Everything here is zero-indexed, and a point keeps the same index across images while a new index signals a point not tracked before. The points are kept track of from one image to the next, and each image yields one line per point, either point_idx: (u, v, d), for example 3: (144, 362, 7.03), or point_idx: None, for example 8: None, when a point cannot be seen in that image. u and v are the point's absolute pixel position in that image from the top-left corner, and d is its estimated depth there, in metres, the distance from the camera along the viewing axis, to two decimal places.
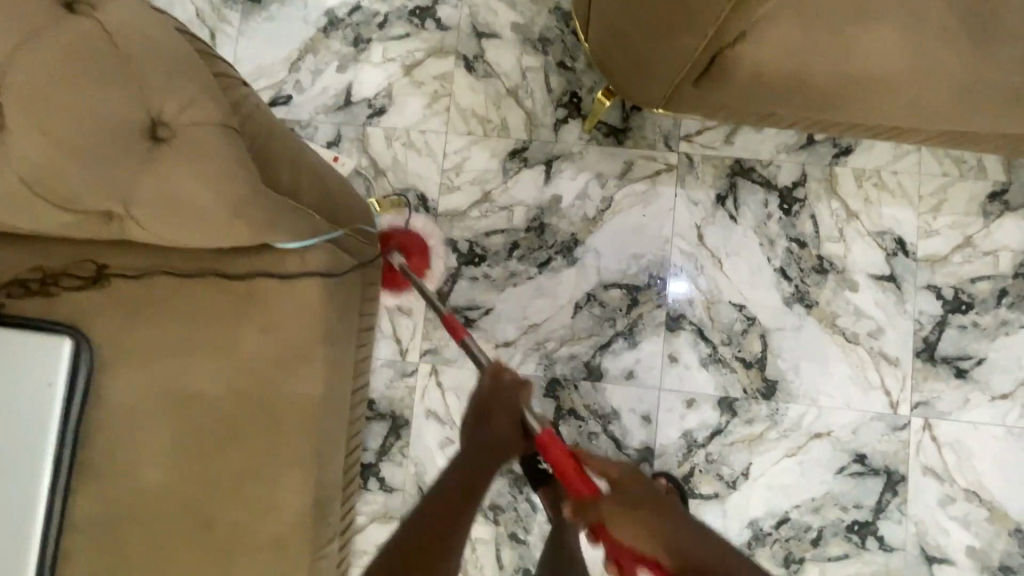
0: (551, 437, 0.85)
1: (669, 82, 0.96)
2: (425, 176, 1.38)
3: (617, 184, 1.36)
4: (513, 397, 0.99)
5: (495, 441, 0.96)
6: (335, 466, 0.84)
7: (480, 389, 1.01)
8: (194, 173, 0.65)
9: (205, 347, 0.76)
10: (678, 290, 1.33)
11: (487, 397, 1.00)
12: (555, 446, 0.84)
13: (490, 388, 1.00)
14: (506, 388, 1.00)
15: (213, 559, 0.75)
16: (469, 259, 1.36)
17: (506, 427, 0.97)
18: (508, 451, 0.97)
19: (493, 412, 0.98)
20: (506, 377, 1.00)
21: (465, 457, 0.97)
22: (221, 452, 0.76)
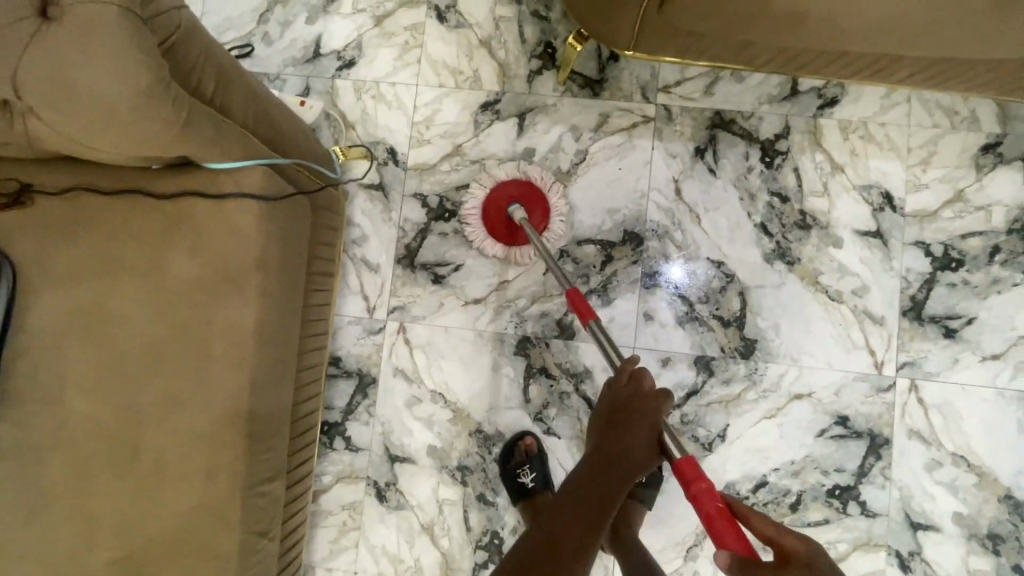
0: (696, 470, 0.78)
1: (635, 13, 0.92)
2: (395, 129, 1.35)
3: (592, 137, 1.31)
4: (645, 405, 0.90)
5: (625, 455, 0.86)
6: (276, 399, 0.79)
7: (614, 390, 0.93)
8: (86, 55, 0.59)
9: (130, 270, 0.74)
10: (676, 277, 1.27)
11: (622, 400, 0.91)
12: (703, 485, 0.76)
13: (619, 391, 0.92)
14: (644, 394, 0.90)
15: (142, 489, 0.73)
16: (439, 214, 1.32)
17: (641, 447, 0.87)
18: (636, 467, 0.86)
19: (630, 423, 0.88)
20: (647, 389, 0.91)
21: (591, 467, 0.86)
22: (147, 378, 0.73)
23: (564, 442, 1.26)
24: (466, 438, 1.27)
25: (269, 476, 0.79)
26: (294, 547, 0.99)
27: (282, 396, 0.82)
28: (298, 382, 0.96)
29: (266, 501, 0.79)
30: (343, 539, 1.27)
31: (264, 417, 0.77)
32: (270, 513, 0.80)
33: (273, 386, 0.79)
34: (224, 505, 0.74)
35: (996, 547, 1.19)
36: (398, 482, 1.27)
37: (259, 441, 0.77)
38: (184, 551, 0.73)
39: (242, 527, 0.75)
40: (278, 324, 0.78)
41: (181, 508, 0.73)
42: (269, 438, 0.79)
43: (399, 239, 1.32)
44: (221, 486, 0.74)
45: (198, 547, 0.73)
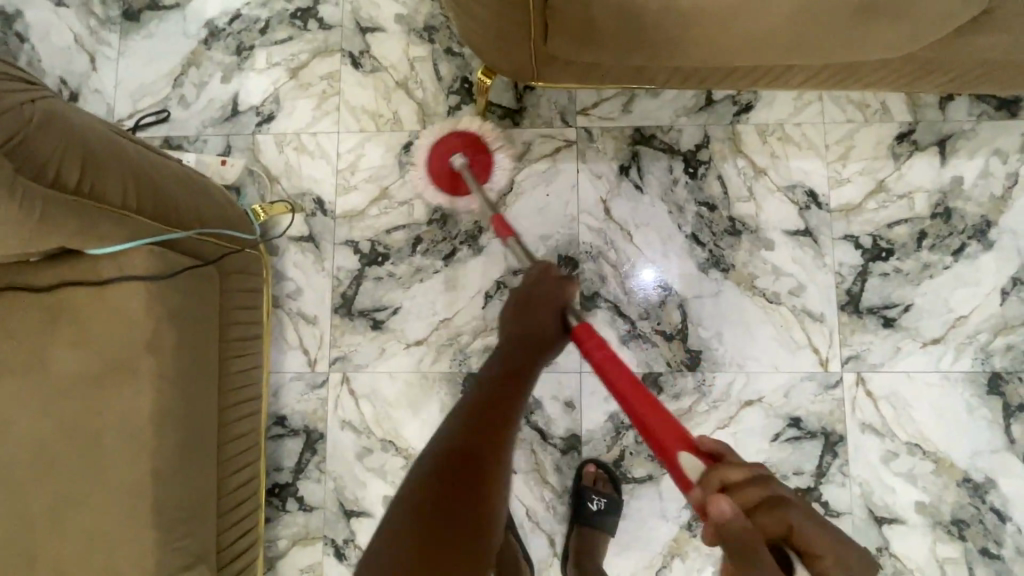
0: (630, 381, 0.76)
1: (529, 44, 0.92)
2: (320, 179, 1.34)
3: (517, 166, 1.32)
4: (554, 287, 0.95)
5: (536, 336, 0.93)
6: (189, 484, 0.76)
7: (523, 287, 0.97)
8: None
9: (15, 372, 0.71)
10: (648, 278, 1.27)
11: (531, 289, 0.95)
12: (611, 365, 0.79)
13: (529, 283, 0.97)
14: (550, 279, 0.96)
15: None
16: (372, 259, 1.30)
17: (551, 323, 0.93)
18: (546, 343, 0.93)
19: (536, 306, 0.94)
20: (550, 273, 0.97)
21: (507, 352, 0.93)
22: (41, 482, 0.70)
23: (521, 476, 1.23)
24: None
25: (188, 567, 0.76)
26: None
27: (199, 477, 0.78)
28: (225, 456, 0.93)
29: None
30: None
31: (176, 505, 0.74)
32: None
33: (186, 470, 0.76)
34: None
35: (962, 532, 1.18)
36: (356, 538, 1.23)
37: (172, 531, 0.73)
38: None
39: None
40: (185, 405, 0.76)
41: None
42: (186, 526, 0.75)
43: (334, 288, 1.30)
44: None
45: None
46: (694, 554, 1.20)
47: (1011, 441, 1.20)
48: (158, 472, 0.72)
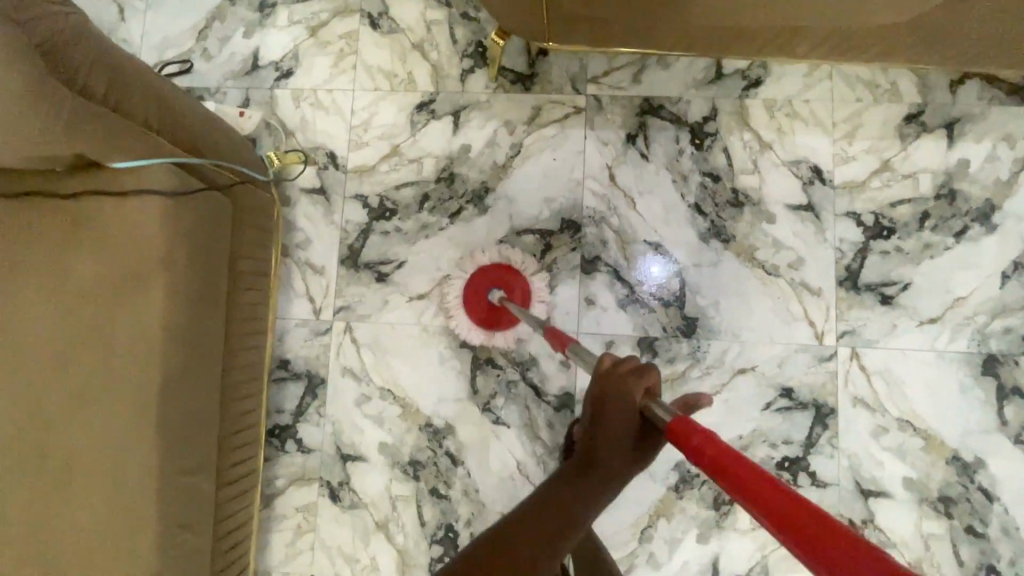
0: (687, 428, 0.53)
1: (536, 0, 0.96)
2: (334, 134, 1.37)
3: (526, 130, 1.34)
4: (582, 366, 0.94)
5: None
6: (195, 398, 0.80)
7: (549, 358, 1.00)
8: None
9: (40, 271, 0.75)
10: (656, 273, 1.28)
11: (553, 362, 0.98)
12: (628, 388, 0.66)
13: (552, 360, 0.99)
14: (570, 349, 0.97)
15: (57, 486, 0.74)
16: (380, 213, 1.34)
17: None
18: None
19: None
20: (570, 340, 0.99)
21: None
22: (57, 376, 0.74)
23: (513, 431, 1.26)
24: (416, 433, 1.27)
25: (189, 473, 0.81)
26: (231, 549, 1.00)
27: (204, 393, 0.82)
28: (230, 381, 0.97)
29: (186, 500, 0.80)
30: (299, 543, 1.27)
31: (182, 412, 0.78)
32: (192, 513, 0.81)
33: (192, 382, 0.80)
34: (140, 501, 0.75)
35: (948, 510, 1.19)
36: (351, 481, 1.27)
37: (177, 436, 0.78)
38: (102, 554, 0.74)
39: (162, 523, 0.76)
40: (195, 321, 0.79)
41: (95, 508, 0.74)
42: (190, 434, 0.80)
43: (342, 240, 1.34)
44: (137, 482, 0.75)
45: (114, 547, 0.74)
46: (680, 516, 1.22)
47: (1003, 422, 1.20)
48: (168, 380, 0.76)
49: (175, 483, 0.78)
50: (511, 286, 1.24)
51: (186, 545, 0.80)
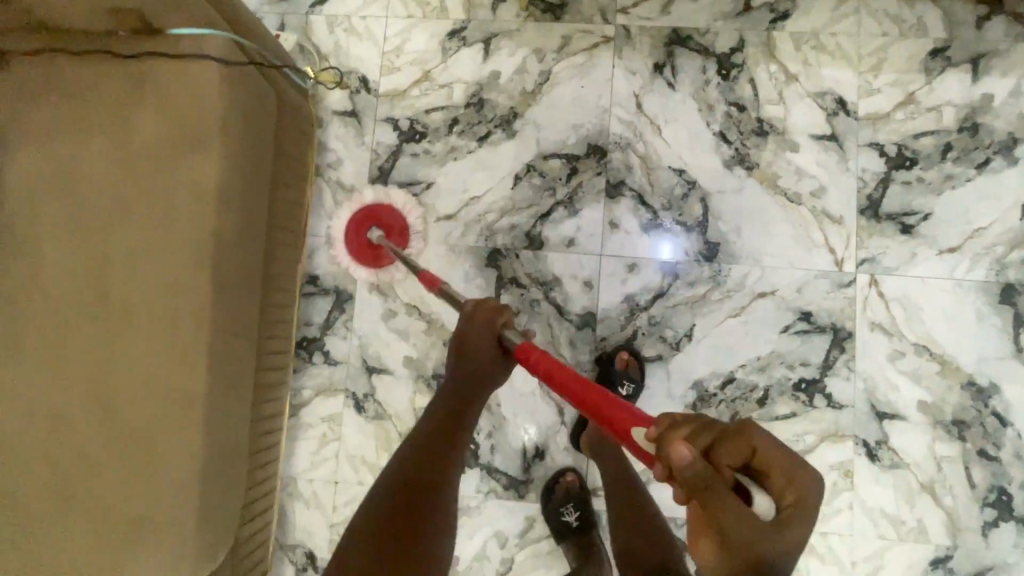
0: (555, 366, 0.77)
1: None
2: (366, 60, 1.40)
3: (555, 58, 1.36)
4: (491, 322, 0.92)
5: (480, 375, 0.93)
6: (241, 264, 0.84)
7: (467, 318, 0.93)
8: None
9: (99, 126, 0.79)
10: (669, 252, 1.29)
11: (468, 324, 0.93)
12: (538, 357, 0.81)
13: (468, 319, 0.93)
14: (478, 313, 0.92)
15: (111, 332, 0.78)
16: (410, 136, 1.37)
17: (488, 354, 0.93)
18: (489, 378, 0.94)
19: (469, 345, 0.92)
20: (488, 304, 0.94)
21: (446, 401, 0.94)
22: (113, 227, 0.78)
23: (535, 348, 1.29)
24: (440, 348, 1.31)
25: (233, 334, 0.84)
26: (263, 434, 1.04)
27: (247, 260, 0.87)
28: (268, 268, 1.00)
29: (230, 358, 0.84)
30: (324, 452, 1.30)
31: (230, 272, 0.82)
32: (234, 373, 0.85)
33: (238, 246, 0.84)
34: (189, 350, 0.79)
35: (961, 433, 1.21)
36: (376, 393, 1.30)
37: (224, 294, 0.82)
38: (152, 398, 0.78)
39: (209, 373, 0.80)
40: (243, 186, 0.83)
41: (146, 353, 0.78)
42: (235, 295, 0.84)
43: (372, 161, 1.37)
44: (186, 331, 0.79)
45: (164, 392, 0.78)
46: None
47: (1019, 350, 1.22)
48: (219, 237, 0.80)
49: (222, 338, 0.82)
50: (388, 221, 1.30)
51: (229, 402, 0.84)
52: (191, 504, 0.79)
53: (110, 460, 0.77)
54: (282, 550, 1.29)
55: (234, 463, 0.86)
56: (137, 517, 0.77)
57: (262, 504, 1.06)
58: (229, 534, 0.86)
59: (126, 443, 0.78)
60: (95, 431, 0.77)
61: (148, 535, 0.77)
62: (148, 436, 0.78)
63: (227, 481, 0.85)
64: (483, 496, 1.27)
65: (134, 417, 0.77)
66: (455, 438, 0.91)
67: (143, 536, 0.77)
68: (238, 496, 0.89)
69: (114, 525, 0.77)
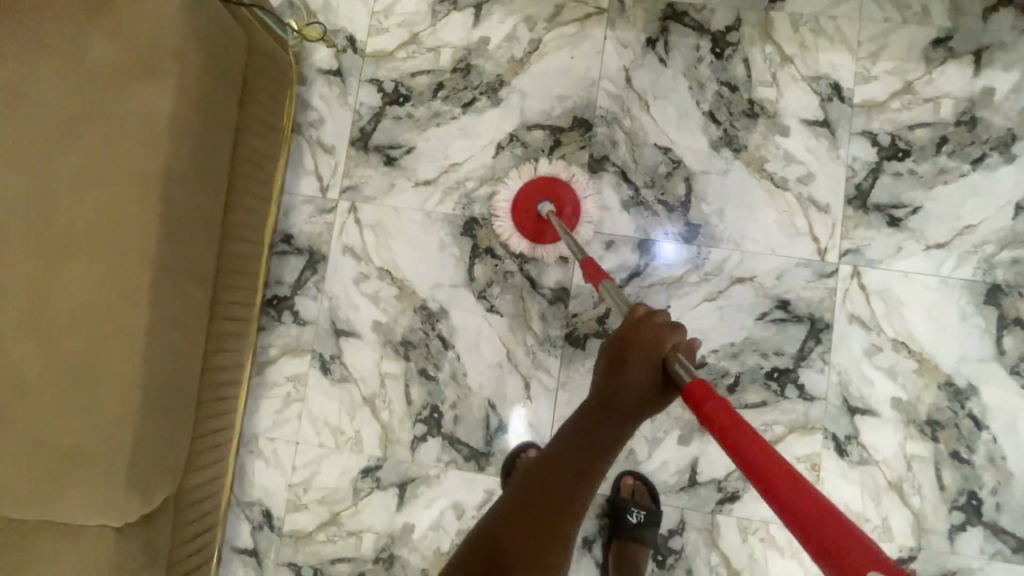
0: (742, 429, 0.50)
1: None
2: (355, 19, 1.38)
3: (546, 27, 1.33)
4: (658, 343, 0.69)
5: (620, 399, 0.69)
6: (194, 203, 0.84)
7: (636, 329, 0.71)
8: None
9: (56, 52, 0.79)
10: (667, 253, 1.26)
11: (629, 335, 0.71)
12: (711, 400, 0.55)
13: (628, 331, 0.72)
14: (642, 328, 0.71)
15: (59, 262, 0.78)
16: (394, 99, 1.35)
17: (646, 382, 0.68)
18: (632, 411, 0.69)
19: (628, 362, 0.69)
20: (659, 318, 0.71)
21: (580, 417, 0.72)
22: (67, 158, 0.79)
23: (506, 320, 1.27)
24: (410, 315, 1.29)
25: (184, 274, 0.84)
26: (221, 385, 1.04)
27: (202, 202, 0.86)
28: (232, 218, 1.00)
29: (179, 298, 0.83)
30: (286, 411, 1.29)
31: (182, 211, 0.82)
32: (184, 314, 0.85)
33: (193, 185, 0.83)
34: (135, 285, 0.79)
35: (934, 433, 1.18)
36: (342, 356, 1.29)
37: (175, 232, 0.81)
38: (95, 329, 0.78)
39: (155, 309, 0.80)
40: (201, 124, 0.83)
41: (93, 285, 0.78)
42: (187, 235, 0.84)
43: (354, 122, 1.35)
44: (134, 264, 0.79)
45: (108, 325, 0.78)
46: (664, 416, 1.23)
47: (1000, 352, 1.19)
48: (172, 174, 0.80)
49: (171, 276, 0.81)
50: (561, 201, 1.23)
51: (176, 341, 0.84)
52: (128, 438, 0.79)
53: (50, 389, 0.78)
54: (238, 506, 1.28)
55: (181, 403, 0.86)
56: (75, 447, 0.78)
57: (215, 457, 1.06)
58: (171, 477, 0.86)
59: (67, 372, 0.78)
60: (37, 360, 0.78)
61: (85, 465, 0.78)
62: (89, 367, 0.78)
63: (172, 422, 0.85)
64: (443, 466, 1.25)
65: (74, 346, 0.78)
66: (588, 463, 0.69)
67: (81, 464, 0.78)
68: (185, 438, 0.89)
69: (53, 453, 0.78)
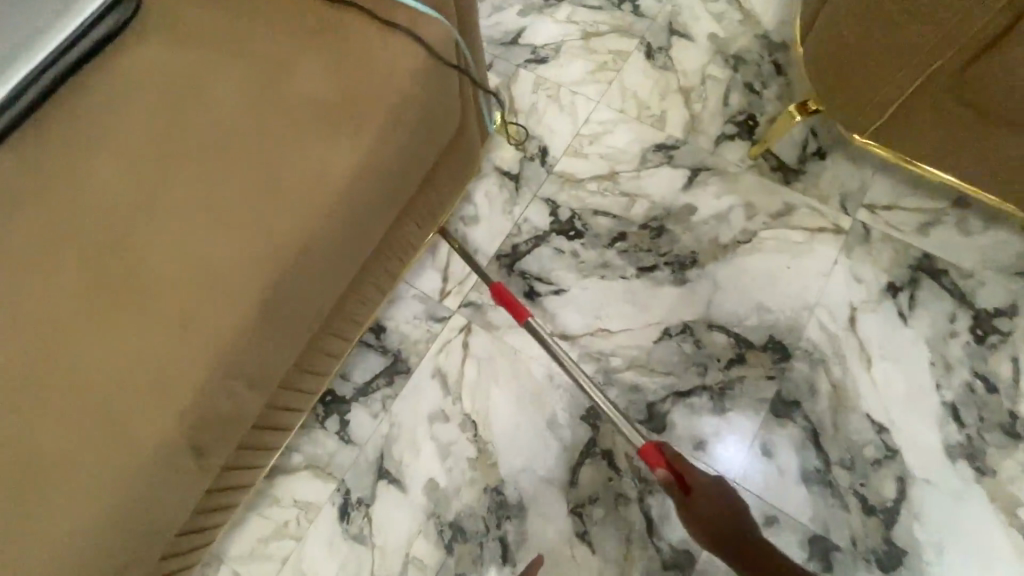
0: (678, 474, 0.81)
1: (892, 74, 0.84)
2: (557, 134, 1.23)
3: (767, 221, 1.11)
4: None
5: None
6: (310, 288, 0.67)
7: None
8: None
9: (258, 66, 0.68)
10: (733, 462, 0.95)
11: None
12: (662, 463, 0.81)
13: None
14: None
15: (106, 311, 0.61)
16: (564, 229, 1.14)
17: None
18: None
19: None
20: None
21: None
22: (201, 179, 0.65)
23: (597, 560, 0.93)
24: (476, 492, 0.97)
25: (242, 381, 0.65)
26: (225, 499, 0.79)
27: (310, 300, 0.68)
28: (336, 310, 0.81)
29: (220, 407, 0.64)
30: (272, 546, 0.97)
31: (278, 307, 0.65)
32: (216, 427, 0.65)
33: (309, 281, 0.66)
34: (189, 364, 0.60)
35: None
36: (372, 507, 0.98)
37: (256, 329, 0.63)
38: (95, 413, 0.59)
39: (188, 411, 0.60)
40: (366, 206, 0.68)
41: (122, 356, 0.60)
42: (271, 335, 0.65)
43: (510, 235, 1.15)
44: (187, 356, 0.61)
45: (113, 416, 0.59)
46: None
47: None
48: (293, 263, 0.64)
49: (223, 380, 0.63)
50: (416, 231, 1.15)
51: (186, 461, 0.63)
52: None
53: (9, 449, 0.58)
54: None
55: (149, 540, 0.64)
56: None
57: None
58: None
59: (51, 429, 0.59)
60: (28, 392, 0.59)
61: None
62: (68, 445, 0.58)
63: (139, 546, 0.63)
64: None
65: (79, 399, 0.59)
66: None
67: None
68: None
69: None
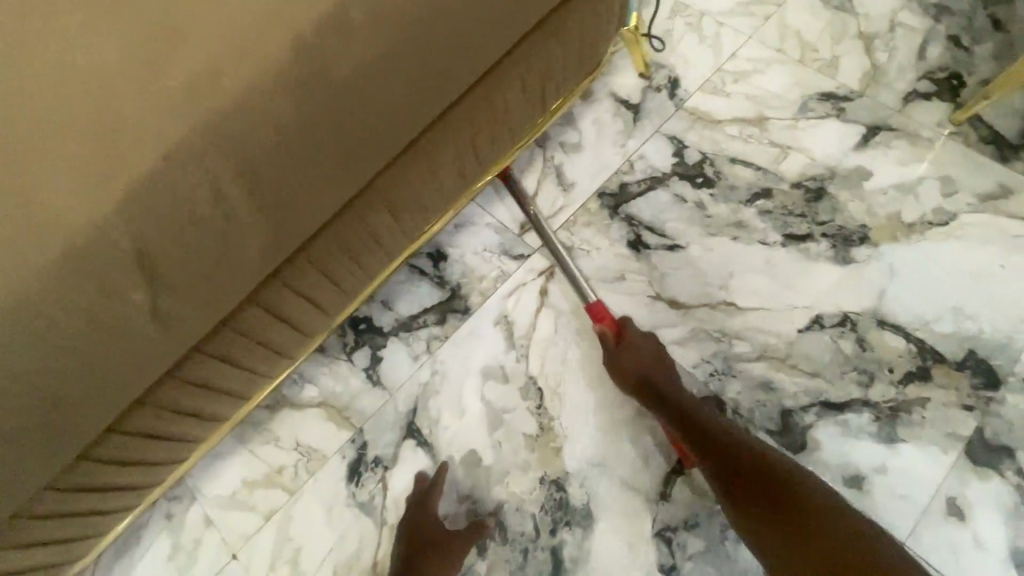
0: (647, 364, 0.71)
1: None
2: (693, 65, 0.98)
3: (972, 204, 0.82)
4: None
5: None
6: (374, 99, 0.47)
7: None
8: None
9: None
10: None
11: None
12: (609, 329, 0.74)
13: None
14: None
15: (68, 55, 0.41)
16: (690, 175, 0.89)
17: None
18: None
19: None
20: None
21: None
22: None
23: None
24: (528, 482, 0.72)
25: (236, 201, 0.44)
26: (205, 400, 0.58)
27: (359, 118, 0.48)
28: (397, 180, 0.59)
29: (197, 230, 0.43)
30: (257, 495, 0.75)
31: (309, 103, 0.44)
32: (186, 259, 0.44)
33: (373, 86, 0.47)
34: (184, 150, 0.41)
35: None
36: (392, 471, 0.75)
37: (271, 124, 0.43)
38: (9, 187, 0.39)
39: (170, 217, 0.42)
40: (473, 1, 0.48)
41: (67, 110, 0.40)
42: (293, 146, 0.45)
43: (618, 172, 0.91)
44: (162, 130, 0.41)
45: (35, 194, 0.39)
46: None
47: None
48: (358, 45, 0.44)
49: (209, 185, 0.42)
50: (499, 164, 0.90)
51: (135, 299, 0.43)
52: None
53: None
54: None
55: (60, 410, 0.43)
56: None
57: (81, 525, 0.57)
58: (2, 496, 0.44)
59: None
60: None
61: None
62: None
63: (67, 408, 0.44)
64: None
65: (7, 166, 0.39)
66: None
67: None
68: (40, 477, 0.47)
69: None
